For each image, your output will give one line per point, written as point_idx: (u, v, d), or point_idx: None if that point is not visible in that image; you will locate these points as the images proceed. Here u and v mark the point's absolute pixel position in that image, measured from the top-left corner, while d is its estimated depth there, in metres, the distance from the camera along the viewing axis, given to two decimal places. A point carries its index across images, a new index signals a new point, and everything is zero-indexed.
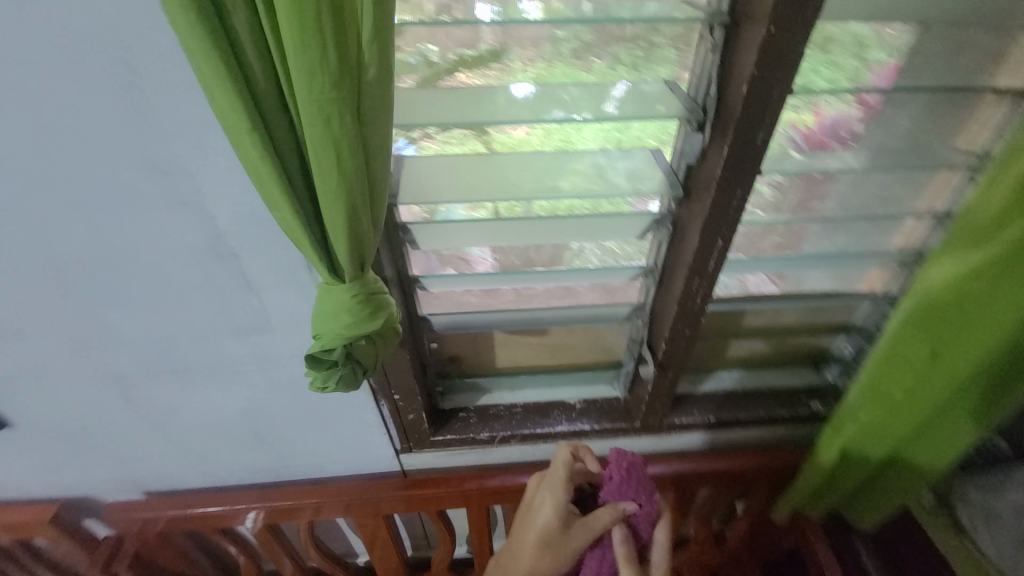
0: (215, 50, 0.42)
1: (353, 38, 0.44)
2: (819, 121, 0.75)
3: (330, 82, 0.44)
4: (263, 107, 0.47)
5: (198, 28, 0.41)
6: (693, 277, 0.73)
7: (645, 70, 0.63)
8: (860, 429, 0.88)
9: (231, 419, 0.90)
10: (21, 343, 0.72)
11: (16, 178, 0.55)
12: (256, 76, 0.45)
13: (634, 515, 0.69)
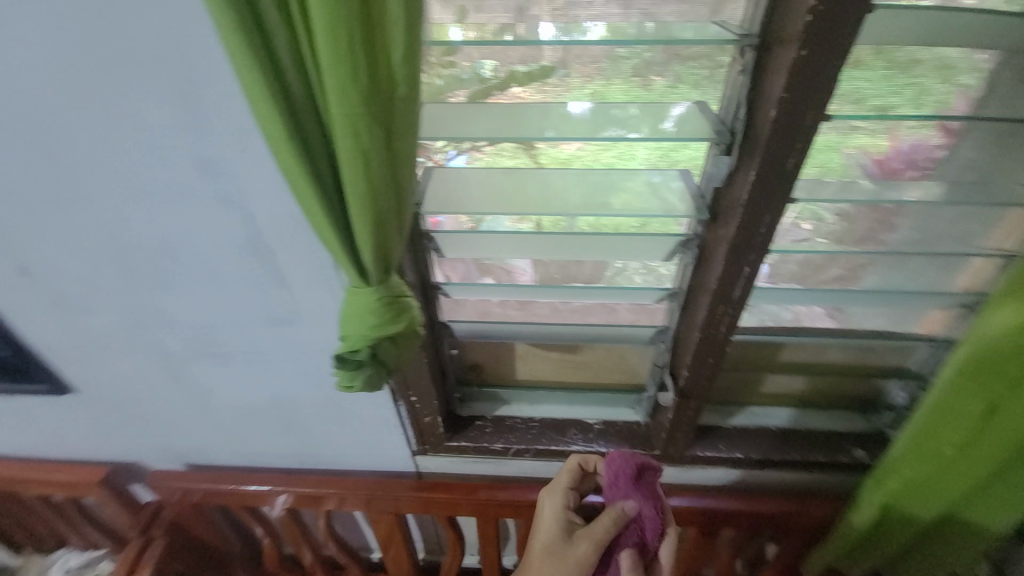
0: (257, 67, 0.46)
1: (383, 57, 0.47)
2: (896, 147, 0.70)
3: (359, 97, 0.47)
4: (300, 120, 0.51)
5: (244, 47, 0.45)
6: (718, 303, 0.70)
7: (708, 88, 0.60)
8: (908, 488, 0.80)
9: (264, 405, 0.95)
10: (91, 317, 0.81)
11: (94, 171, 0.63)
12: (294, 92, 0.49)
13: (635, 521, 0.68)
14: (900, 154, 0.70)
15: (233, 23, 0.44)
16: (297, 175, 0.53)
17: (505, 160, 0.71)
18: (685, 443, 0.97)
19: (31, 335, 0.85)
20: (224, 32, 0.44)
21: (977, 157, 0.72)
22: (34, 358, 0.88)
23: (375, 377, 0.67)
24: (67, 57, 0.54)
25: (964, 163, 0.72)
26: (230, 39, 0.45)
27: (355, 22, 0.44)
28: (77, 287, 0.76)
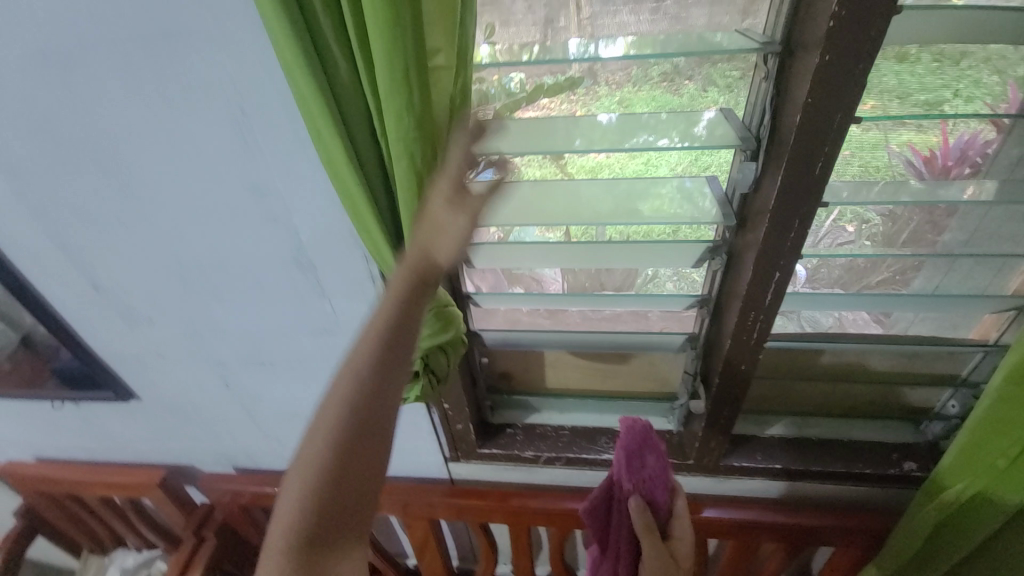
0: (321, 100, 0.51)
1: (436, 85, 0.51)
2: (945, 145, 0.67)
3: (413, 123, 0.51)
4: (360, 146, 0.55)
5: (311, 84, 0.50)
6: (748, 309, 0.69)
7: (740, 90, 0.61)
8: (989, 478, 0.74)
9: (306, 411, 1.01)
10: (152, 328, 0.88)
11: (160, 194, 0.69)
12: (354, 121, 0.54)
13: (647, 474, 0.67)
14: (949, 151, 0.68)
15: (302, 61, 0.48)
16: (354, 195, 0.57)
17: (533, 171, 0.71)
18: (719, 453, 0.95)
19: (100, 346, 0.93)
20: (294, 70, 0.49)
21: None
22: (102, 365, 0.97)
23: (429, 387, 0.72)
24: (139, 93, 0.60)
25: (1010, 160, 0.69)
26: (299, 75, 0.50)
27: (410, 56, 0.47)
28: (141, 300, 0.83)
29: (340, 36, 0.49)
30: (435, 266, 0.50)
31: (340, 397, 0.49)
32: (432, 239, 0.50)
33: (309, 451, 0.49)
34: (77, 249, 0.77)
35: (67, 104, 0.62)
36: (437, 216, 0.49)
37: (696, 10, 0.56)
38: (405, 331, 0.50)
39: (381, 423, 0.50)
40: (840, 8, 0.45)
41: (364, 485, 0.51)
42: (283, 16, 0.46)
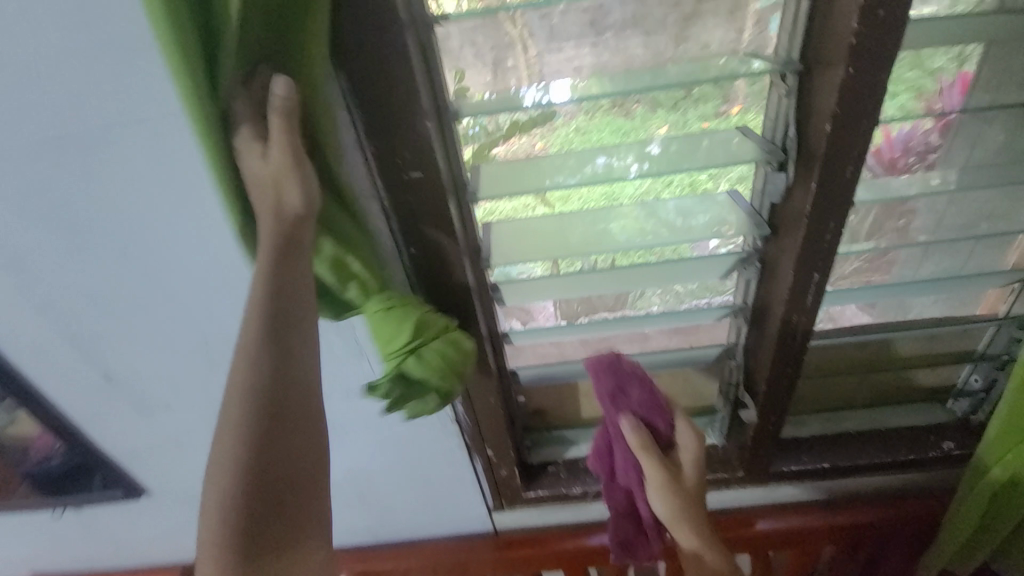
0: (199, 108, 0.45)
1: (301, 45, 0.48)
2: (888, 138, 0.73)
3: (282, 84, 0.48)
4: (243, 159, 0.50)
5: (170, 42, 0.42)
6: (791, 312, 0.71)
7: (686, 107, 0.64)
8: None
9: (339, 478, 0.95)
10: (169, 414, 0.81)
11: (178, 272, 0.65)
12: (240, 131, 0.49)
13: (633, 403, 0.69)
14: (892, 144, 0.73)
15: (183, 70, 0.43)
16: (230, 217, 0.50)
17: (504, 205, 0.71)
18: (768, 460, 0.94)
19: (107, 440, 0.85)
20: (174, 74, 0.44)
21: (982, 131, 0.75)
22: (110, 463, 0.89)
23: (421, 403, 0.65)
24: (162, 170, 0.57)
25: (972, 144, 0.76)
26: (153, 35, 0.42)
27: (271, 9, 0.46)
28: (158, 386, 0.78)
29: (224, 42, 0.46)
30: (292, 222, 0.49)
31: (239, 380, 0.49)
32: (277, 195, 0.49)
33: (224, 446, 0.49)
34: (86, 340, 0.72)
35: (80, 188, 0.58)
36: (279, 174, 0.48)
37: (633, 40, 0.59)
38: (284, 298, 0.49)
39: (287, 395, 0.50)
40: (859, 26, 0.49)
41: (292, 458, 0.50)
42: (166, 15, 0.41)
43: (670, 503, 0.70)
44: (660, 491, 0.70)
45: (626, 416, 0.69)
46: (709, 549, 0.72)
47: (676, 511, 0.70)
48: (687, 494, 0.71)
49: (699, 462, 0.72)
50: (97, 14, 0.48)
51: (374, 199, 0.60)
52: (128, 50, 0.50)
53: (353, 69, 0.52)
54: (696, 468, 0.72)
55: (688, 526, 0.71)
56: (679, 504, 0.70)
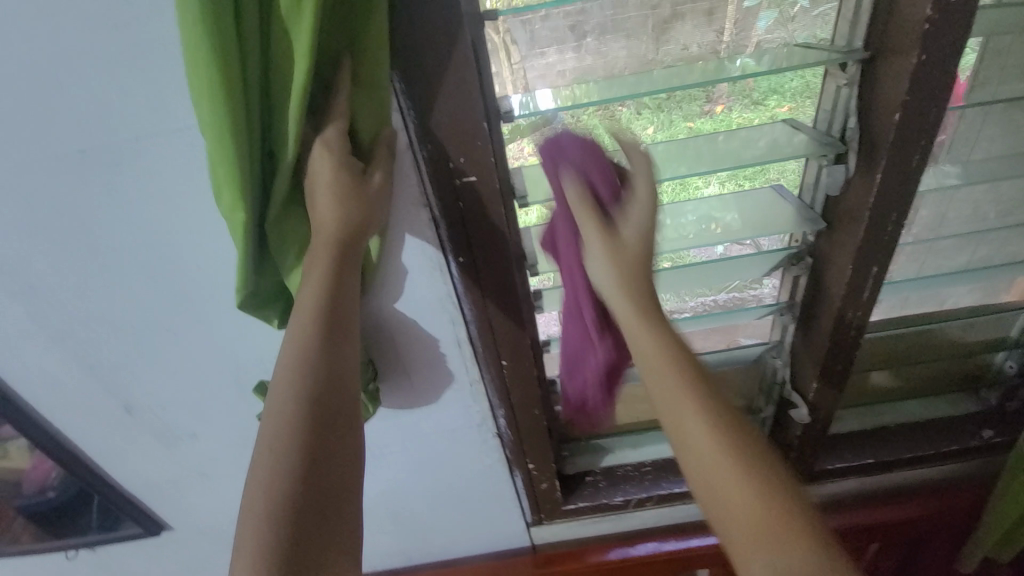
0: (231, 125, 0.41)
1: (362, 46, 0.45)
2: None
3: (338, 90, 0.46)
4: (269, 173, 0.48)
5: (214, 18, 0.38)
6: (847, 308, 0.69)
7: (670, 109, 0.63)
8: None
9: (372, 501, 0.91)
10: (194, 443, 0.76)
11: (205, 292, 0.61)
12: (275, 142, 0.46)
13: (582, 166, 0.52)
14: None
15: (218, 86, 0.40)
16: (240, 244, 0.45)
17: None
18: (813, 459, 0.93)
19: (125, 475, 0.80)
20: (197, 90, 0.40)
21: (984, 121, 0.69)
22: (129, 498, 0.83)
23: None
24: (194, 183, 0.53)
25: (973, 138, 0.70)
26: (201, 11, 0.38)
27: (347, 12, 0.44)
28: (182, 415, 0.73)
29: (275, 51, 0.42)
30: (357, 238, 0.48)
31: (285, 385, 0.46)
32: (348, 208, 0.47)
33: (264, 461, 0.44)
34: (105, 369, 0.66)
35: (107, 205, 0.53)
36: (347, 189, 0.46)
37: (615, 44, 0.57)
38: (337, 311, 0.47)
39: (339, 405, 0.47)
40: (934, 11, 0.47)
41: (337, 471, 0.46)
42: (203, 29, 0.38)
43: (611, 271, 0.50)
44: (601, 257, 0.51)
45: (569, 179, 0.52)
46: (668, 348, 0.48)
47: (618, 284, 0.50)
48: (632, 264, 0.50)
49: (650, 231, 0.52)
50: (129, 14, 0.44)
51: (423, 206, 0.56)
52: (162, 55, 0.46)
53: (402, 65, 0.48)
54: (644, 237, 0.51)
55: (638, 311, 0.49)
56: (621, 274, 0.50)
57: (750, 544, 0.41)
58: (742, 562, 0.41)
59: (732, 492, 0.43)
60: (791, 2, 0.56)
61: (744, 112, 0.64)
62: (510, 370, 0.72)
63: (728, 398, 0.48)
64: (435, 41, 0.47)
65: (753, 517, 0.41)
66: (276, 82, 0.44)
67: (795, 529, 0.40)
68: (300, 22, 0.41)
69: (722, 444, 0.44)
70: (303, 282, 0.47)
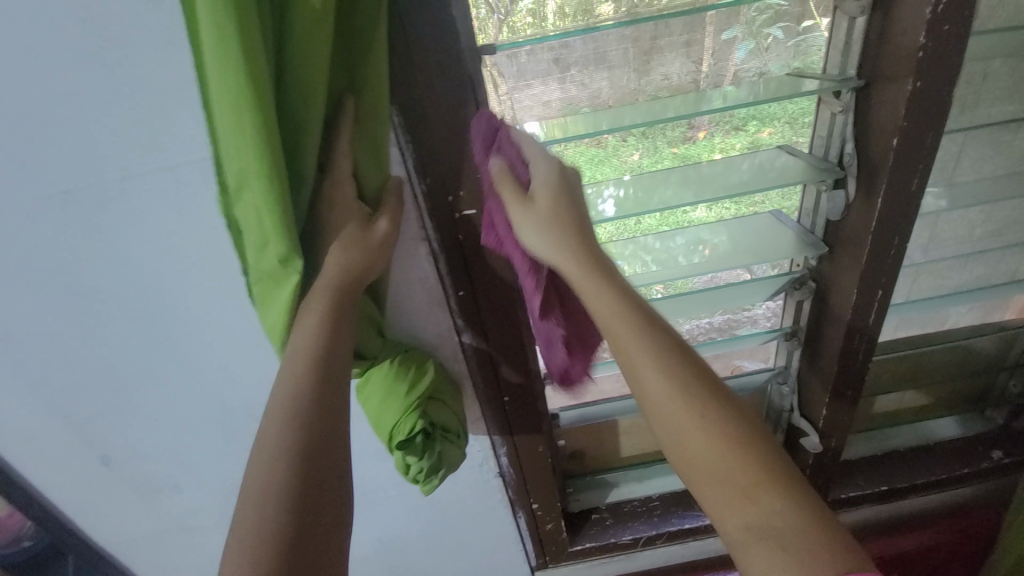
0: (275, 184, 0.38)
1: (364, 87, 0.44)
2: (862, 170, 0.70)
3: (343, 137, 0.44)
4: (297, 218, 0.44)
5: (247, 72, 0.35)
6: (853, 331, 0.68)
7: (655, 135, 0.61)
8: None
9: (369, 550, 0.85)
10: (177, 494, 0.71)
11: (193, 336, 0.58)
12: (297, 187, 0.43)
13: (500, 143, 0.48)
14: None
15: (263, 135, 0.36)
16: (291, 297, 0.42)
17: None
18: (826, 487, 0.91)
19: (101, 530, 0.74)
20: (235, 142, 0.37)
21: (964, 142, 0.68)
22: (105, 556, 0.78)
23: (455, 447, 0.62)
24: (183, 223, 0.50)
25: (957, 158, 0.69)
26: (234, 66, 0.34)
27: (345, 58, 0.43)
28: (164, 464, 0.68)
29: (292, 94, 0.40)
30: (359, 282, 0.45)
31: (276, 429, 0.39)
32: (354, 252, 0.45)
33: (251, 514, 0.36)
34: (83, 419, 0.62)
35: (93, 247, 0.51)
36: (354, 236, 0.45)
37: (597, 75, 0.56)
38: (336, 359, 0.42)
39: (338, 450, 0.41)
40: (925, 40, 0.47)
41: (330, 523, 0.39)
42: (243, 75, 0.34)
43: (549, 245, 0.46)
44: (533, 230, 0.47)
45: (491, 158, 0.47)
46: (627, 314, 0.44)
47: (560, 255, 0.46)
48: (565, 226, 0.47)
49: (573, 192, 0.48)
50: (120, 53, 0.42)
51: (421, 240, 0.54)
52: (156, 93, 0.44)
53: (400, 100, 0.47)
54: (570, 198, 0.48)
55: (584, 276, 0.46)
56: (560, 245, 0.46)
57: (720, 501, 0.40)
58: (716, 518, 0.41)
59: (701, 453, 0.41)
60: (766, 33, 0.56)
61: (726, 138, 0.62)
62: (513, 406, 0.69)
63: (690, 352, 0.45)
64: (436, 75, 0.46)
65: (723, 474, 0.41)
66: (291, 126, 0.41)
67: (762, 480, 0.40)
68: (317, 65, 0.39)
69: (689, 403, 0.42)
70: (296, 325, 0.42)
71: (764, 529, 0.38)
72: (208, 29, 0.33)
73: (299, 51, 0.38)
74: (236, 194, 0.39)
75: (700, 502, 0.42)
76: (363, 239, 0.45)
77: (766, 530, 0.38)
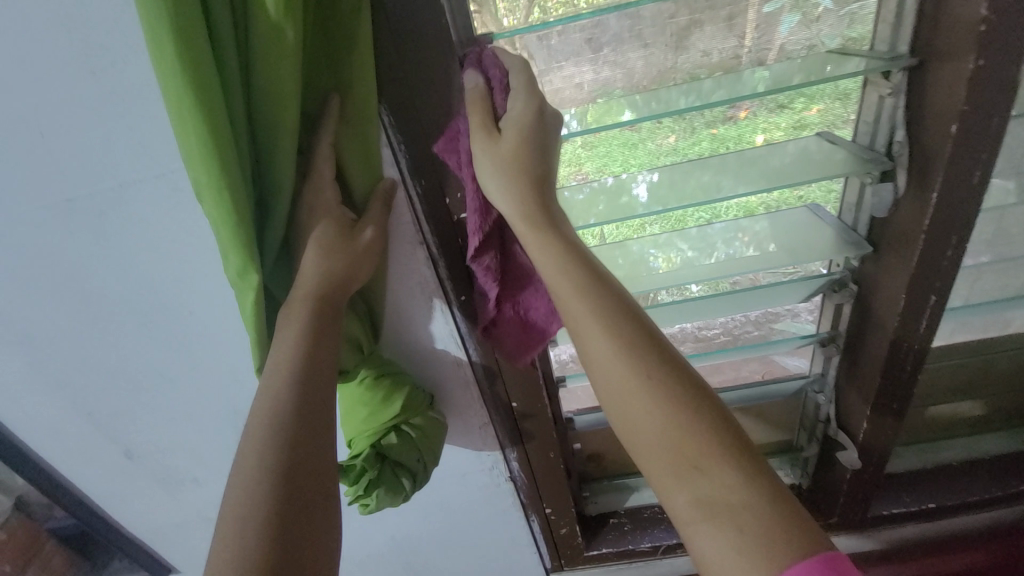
0: (230, 188, 0.38)
1: (349, 86, 0.42)
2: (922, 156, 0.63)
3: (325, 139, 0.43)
4: (275, 223, 0.43)
5: (187, 75, 0.34)
6: (900, 340, 0.61)
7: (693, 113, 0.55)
8: None
9: (382, 547, 0.86)
10: (197, 488, 0.74)
11: (200, 339, 0.58)
12: (271, 194, 0.43)
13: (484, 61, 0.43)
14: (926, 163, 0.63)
15: (208, 148, 0.36)
16: (253, 305, 0.42)
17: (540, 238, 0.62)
18: (866, 504, 0.84)
19: (130, 518, 0.78)
20: (187, 148, 0.37)
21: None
22: (136, 541, 0.82)
23: (397, 485, 0.59)
24: (181, 230, 0.50)
25: None
26: (176, 68, 0.34)
27: (325, 59, 0.42)
28: (182, 460, 0.70)
29: (262, 96, 0.39)
30: (341, 292, 0.45)
31: (256, 449, 0.39)
32: (334, 262, 0.44)
33: (225, 544, 0.35)
34: (103, 416, 0.64)
35: (95, 254, 0.51)
36: (332, 243, 0.44)
37: (633, 54, 0.51)
38: (320, 366, 0.43)
39: (323, 470, 0.41)
40: (989, 10, 0.41)
41: (315, 541, 0.38)
42: (184, 78, 0.34)
43: (498, 187, 0.42)
44: (488, 168, 0.42)
45: (470, 72, 0.43)
46: (571, 268, 0.40)
47: (506, 200, 0.42)
48: (524, 167, 0.41)
49: (547, 142, 0.42)
50: (108, 62, 0.42)
51: (419, 244, 0.52)
52: (144, 101, 0.44)
53: (388, 98, 0.44)
54: (535, 142, 0.41)
55: (528, 227, 0.41)
56: (509, 189, 0.42)
57: (664, 472, 0.35)
58: (661, 493, 0.36)
59: (645, 421, 0.36)
60: (814, 2, 0.49)
61: (770, 117, 0.56)
62: (522, 412, 0.67)
63: (641, 310, 0.40)
64: (425, 68, 0.43)
65: (669, 443, 0.35)
66: (264, 131, 0.40)
67: (711, 451, 0.35)
68: (283, 70, 0.38)
69: (636, 367, 0.37)
70: (277, 339, 0.43)
71: (706, 500, 0.34)
72: (150, 39, 0.34)
73: (263, 55, 0.37)
74: (198, 198, 0.39)
75: (647, 476, 0.37)
76: (344, 245, 0.44)
77: (712, 503, 0.33)
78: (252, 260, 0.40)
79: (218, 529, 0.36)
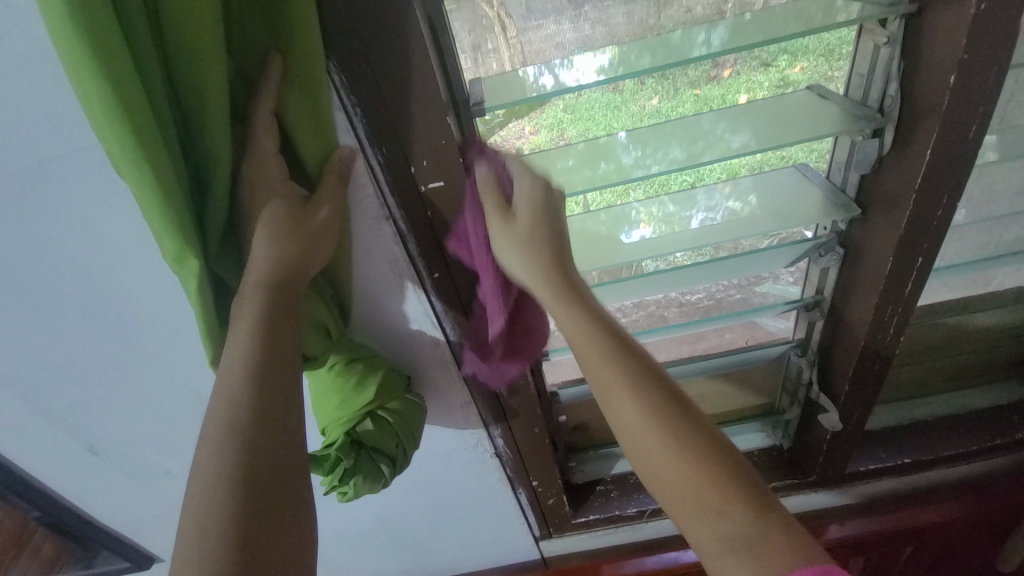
0: (153, 161, 0.34)
1: (289, 41, 0.38)
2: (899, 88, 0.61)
3: (265, 105, 0.39)
4: (217, 202, 0.39)
5: (75, 24, 0.29)
6: (884, 304, 0.61)
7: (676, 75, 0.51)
8: None
9: (369, 525, 0.85)
10: (171, 479, 0.71)
11: (153, 328, 0.54)
12: (207, 168, 0.39)
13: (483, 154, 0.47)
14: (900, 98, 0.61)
15: (118, 114, 0.32)
16: (198, 293, 0.38)
17: None
18: (844, 462, 0.86)
19: (104, 511, 0.75)
20: (94, 115, 0.32)
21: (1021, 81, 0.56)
22: (113, 534, 0.79)
23: (378, 470, 0.57)
24: (117, 213, 0.46)
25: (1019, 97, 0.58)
26: (64, 18, 0.29)
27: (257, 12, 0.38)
28: (151, 452, 0.67)
29: (181, 54, 0.34)
30: (295, 277, 0.41)
31: (212, 456, 0.36)
32: (284, 243, 0.40)
33: (189, 552, 0.33)
34: (58, 413, 0.61)
35: (24, 243, 0.46)
36: (283, 224, 0.40)
37: (617, 9, 0.46)
38: (278, 357, 0.40)
39: (289, 464, 0.38)
40: None
41: (285, 540, 0.36)
42: (76, 29, 0.29)
43: (526, 268, 0.46)
44: (509, 248, 0.46)
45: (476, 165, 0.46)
46: (604, 345, 0.45)
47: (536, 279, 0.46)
48: (542, 244, 0.46)
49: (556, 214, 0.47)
50: (8, 20, 0.36)
51: (386, 219, 0.48)
52: (57, 65, 0.38)
53: (336, 54, 0.39)
54: (553, 218, 0.46)
55: (560, 306, 0.46)
56: (534, 273, 0.46)
57: (691, 516, 0.41)
58: (689, 532, 0.42)
59: (673, 471, 0.42)
60: None
61: (753, 75, 0.52)
62: (504, 390, 0.65)
63: (663, 374, 0.46)
64: (377, 19, 0.38)
65: (689, 490, 0.42)
66: (189, 96, 0.36)
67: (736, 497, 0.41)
68: (200, 23, 0.33)
69: (661, 423, 0.44)
70: (230, 334, 0.40)
71: (736, 540, 0.39)
72: None
73: (175, 5, 0.33)
74: (120, 173, 0.35)
75: (675, 519, 0.43)
76: (295, 223, 0.41)
77: (734, 539, 0.39)
78: (189, 244, 0.37)
79: (177, 540, 0.34)
